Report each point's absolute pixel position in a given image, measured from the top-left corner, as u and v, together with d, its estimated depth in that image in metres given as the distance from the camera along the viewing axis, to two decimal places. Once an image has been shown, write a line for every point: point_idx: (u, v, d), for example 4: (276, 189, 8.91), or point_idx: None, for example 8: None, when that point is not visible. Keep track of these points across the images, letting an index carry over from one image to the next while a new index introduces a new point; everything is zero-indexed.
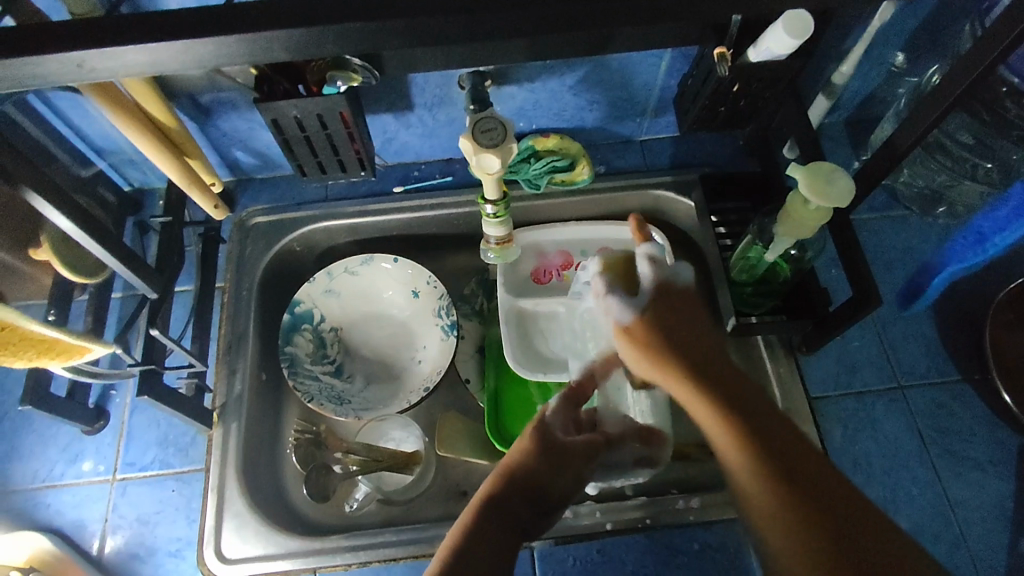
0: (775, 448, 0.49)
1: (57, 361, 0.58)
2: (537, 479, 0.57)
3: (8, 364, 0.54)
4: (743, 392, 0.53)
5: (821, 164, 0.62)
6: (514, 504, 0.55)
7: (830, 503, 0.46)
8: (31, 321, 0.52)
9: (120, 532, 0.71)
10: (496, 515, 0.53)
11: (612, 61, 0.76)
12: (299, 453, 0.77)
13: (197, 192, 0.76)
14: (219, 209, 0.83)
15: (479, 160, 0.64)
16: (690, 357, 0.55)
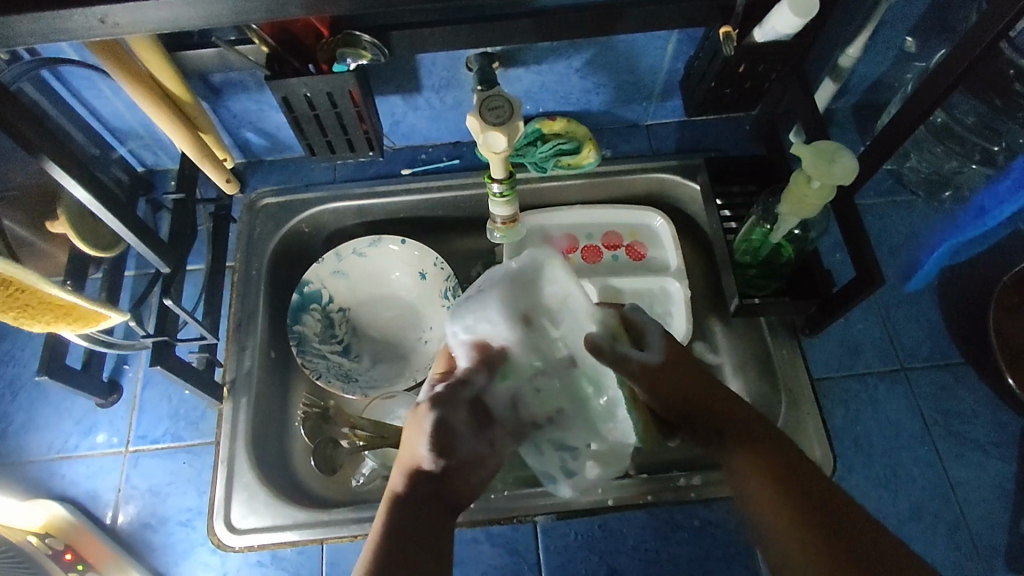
0: (799, 476, 0.51)
1: (74, 328, 0.59)
2: (437, 493, 0.51)
3: (28, 328, 0.56)
4: (780, 450, 0.53)
5: (823, 142, 0.63)
6: (429, 504, 0.50)
7: (844, 527, 0.47)
8: (52, 286, 0.54)
9: (132, 502, 0.73)
10: (411, 525, 0.48)
11: (619, 43, 0.77)
12: (307, 426, 0.79)
13: (209, 165, 0.77)
14: (230, 181, 0.85)
15: (486, 138, 0.65)
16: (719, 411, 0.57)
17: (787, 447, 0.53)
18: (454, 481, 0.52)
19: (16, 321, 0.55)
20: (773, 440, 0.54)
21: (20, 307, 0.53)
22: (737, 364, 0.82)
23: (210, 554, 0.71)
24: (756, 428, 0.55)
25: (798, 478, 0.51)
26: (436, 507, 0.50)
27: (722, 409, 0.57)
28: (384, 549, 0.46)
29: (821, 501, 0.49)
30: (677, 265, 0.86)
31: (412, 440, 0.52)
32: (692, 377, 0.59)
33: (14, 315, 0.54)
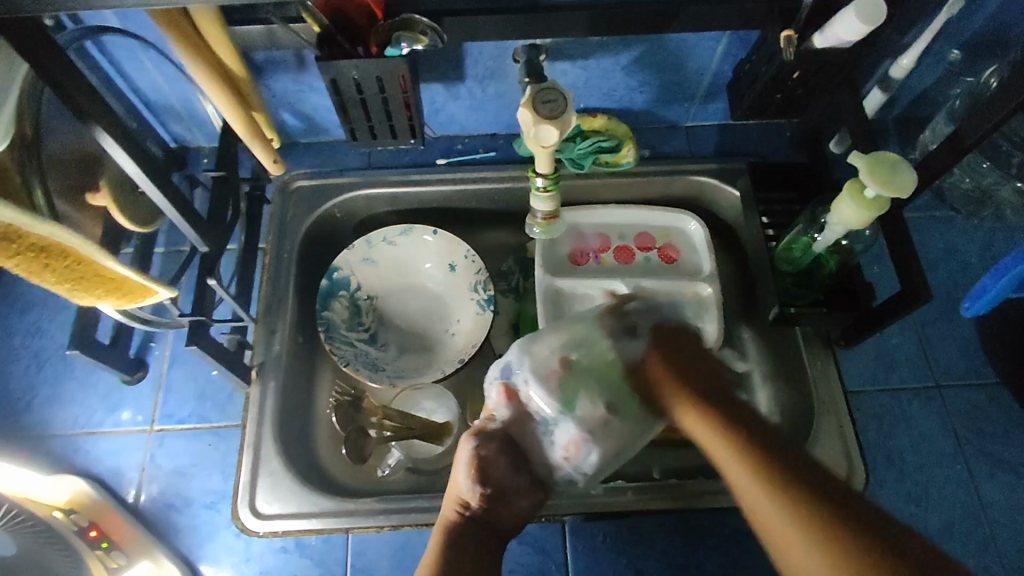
0: (782, 451, 0.51)
1: (124, 302, 0.59)
2: (475, 530, 0.59)
3: (81, 299, 0.56)
4: (764, 431, 0.53)
5: (884, 153, 0.61)
6: (477, 534, 0.58)
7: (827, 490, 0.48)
8: (108, 257, 0.53)
9: (156, 481, 0.72)
10: (461, 551, 0.56)
11: (669, 42, 0.76)
12: (339, 415, 0.78)
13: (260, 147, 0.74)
14: (276, 162, 0.78)
15: (538, 131, 0.64)
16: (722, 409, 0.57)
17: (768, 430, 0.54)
18: (495, 519, 0.60)
19: (69, 292, 0.54)
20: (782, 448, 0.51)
21: (75, 279, 0.53)
22: (766, 373, 0.82)
23: (233, 538, 0.70)
24: (763, 428, 0.54)
25: (774, 452, 0.51)
26: (481, 541, 0.58)
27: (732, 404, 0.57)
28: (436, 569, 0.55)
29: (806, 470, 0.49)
30: (711, 268, 0.85)
31: (456, 473, 0.61)
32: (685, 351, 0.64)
33: (68, 286, 0.53)
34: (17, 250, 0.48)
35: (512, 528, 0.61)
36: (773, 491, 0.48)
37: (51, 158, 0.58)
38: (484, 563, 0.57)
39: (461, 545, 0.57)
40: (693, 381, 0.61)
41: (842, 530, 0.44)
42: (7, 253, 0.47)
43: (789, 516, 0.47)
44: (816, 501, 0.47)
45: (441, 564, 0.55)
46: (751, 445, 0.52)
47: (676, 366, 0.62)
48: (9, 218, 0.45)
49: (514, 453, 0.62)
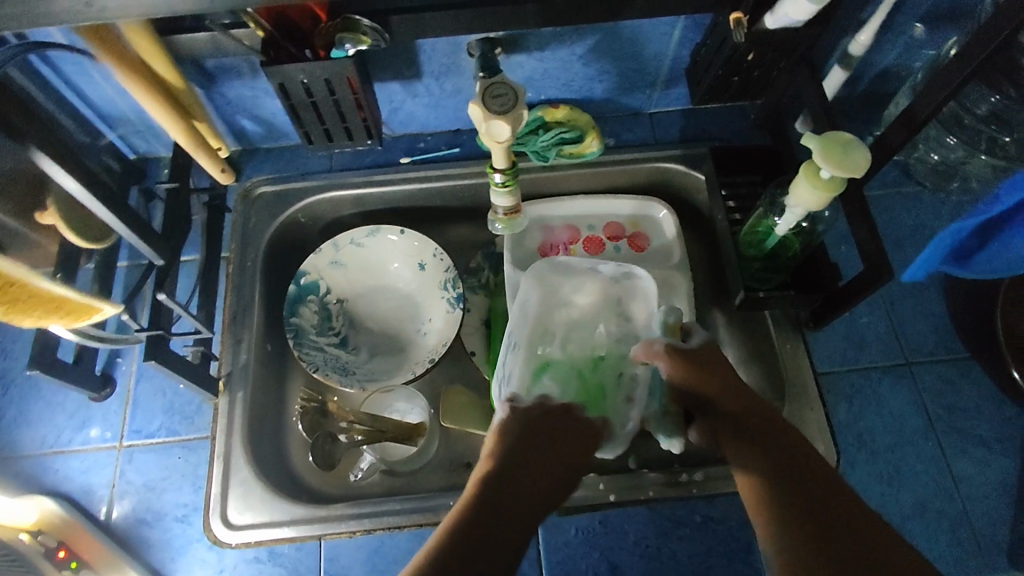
0: (803, 465, 0.54)
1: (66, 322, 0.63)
2: (521, 482, 0.54)
3: (23, 323, 0.60)
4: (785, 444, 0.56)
5: (836, 133, 0.61)
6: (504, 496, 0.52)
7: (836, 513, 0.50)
8: (40, 278, 0.58)
9: (127, 498, 0.71)
10: (487, 512, 0.50)
11: (623, 30, 0.75)
12: (306, 421, 0.76)
13: (202, 154, 0.75)
14: (224, 171, 0.83)
15: (489, 127, 0.63)
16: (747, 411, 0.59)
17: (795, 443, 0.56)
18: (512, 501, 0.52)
19: (11, 319, 0.58)
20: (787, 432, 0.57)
21: (12, 303, 0.56)
22: (742, 357, 0.81)
23: (206, 551, 0.70)
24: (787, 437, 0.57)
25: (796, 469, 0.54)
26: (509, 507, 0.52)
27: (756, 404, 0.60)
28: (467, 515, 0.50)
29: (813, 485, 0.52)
30: (680, 256, 0.84)
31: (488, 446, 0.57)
32: (720, 361, 0.64)
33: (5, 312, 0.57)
34: None
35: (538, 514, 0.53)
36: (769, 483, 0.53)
37: None
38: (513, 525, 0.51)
39: (497, 506, 0.51)
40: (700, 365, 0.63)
41: (814, 529, 0.49)
42: None
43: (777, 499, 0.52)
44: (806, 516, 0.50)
45: (470, 513, 0.50)
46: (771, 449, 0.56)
47: (705, 370, 0.62)
48: None
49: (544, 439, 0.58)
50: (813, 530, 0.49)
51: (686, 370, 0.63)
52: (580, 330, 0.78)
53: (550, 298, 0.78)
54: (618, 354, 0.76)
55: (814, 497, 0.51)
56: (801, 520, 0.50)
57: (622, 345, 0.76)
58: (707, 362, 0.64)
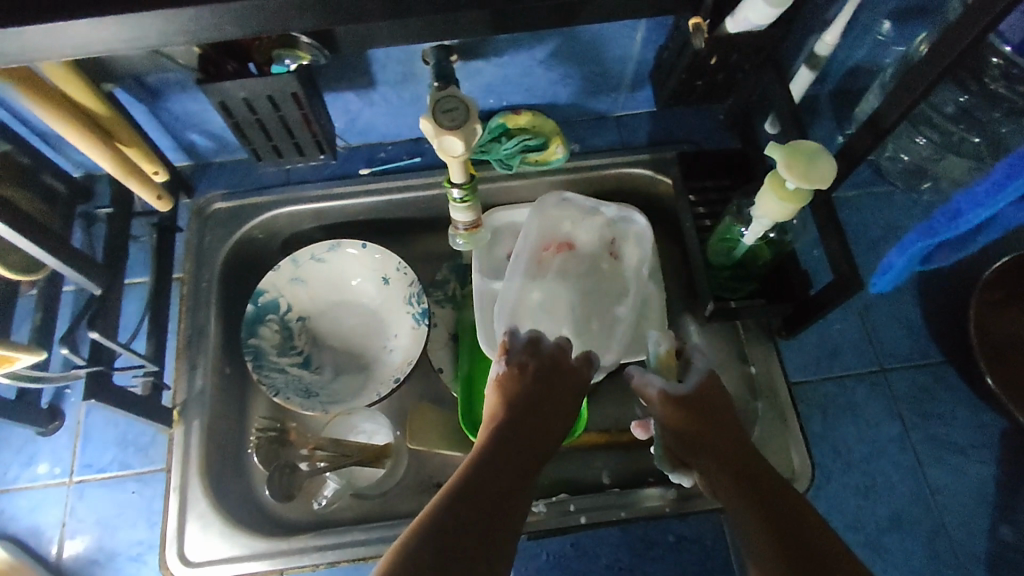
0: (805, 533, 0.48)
1: None
2: (514, 452, 0.50)
3: None
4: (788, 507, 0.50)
5: (801, 142, 0.59)
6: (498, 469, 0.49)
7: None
8: None
9: (79, 536, 0.69)
10: (480, 491, 0.46)
11: (583, 34, 0.72)
12: (261, 453, 0.74)
13: (134, 182, 0.71)
14: (162, 198, 0.77)
15: (441, 143, 0.60)
16: (747, 469, 0.53)
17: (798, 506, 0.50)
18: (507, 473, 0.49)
19: None
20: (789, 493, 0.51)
21: None
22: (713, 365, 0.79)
23: None
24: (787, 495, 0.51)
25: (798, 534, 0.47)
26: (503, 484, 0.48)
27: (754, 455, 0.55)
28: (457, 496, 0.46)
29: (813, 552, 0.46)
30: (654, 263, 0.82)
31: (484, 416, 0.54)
32: (719, 404, 0.59)
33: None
34: None
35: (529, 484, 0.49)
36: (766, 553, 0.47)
37: None
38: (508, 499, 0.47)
39: (489, 482, 0.47)
40: (696, 416, 0.57)
41: None
42: None
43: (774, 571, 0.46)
44: None
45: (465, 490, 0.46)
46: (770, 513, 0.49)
47: (699, 417, 0.57)
48: None
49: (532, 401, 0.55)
50: None
51: (680, 422, 0.58)
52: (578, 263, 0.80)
53: (550, 230, 0.81)
54: (603, 284, 0.80)
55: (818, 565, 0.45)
56: None
57: (613, 281, 0.80)
58: (706, 404, 0.58)
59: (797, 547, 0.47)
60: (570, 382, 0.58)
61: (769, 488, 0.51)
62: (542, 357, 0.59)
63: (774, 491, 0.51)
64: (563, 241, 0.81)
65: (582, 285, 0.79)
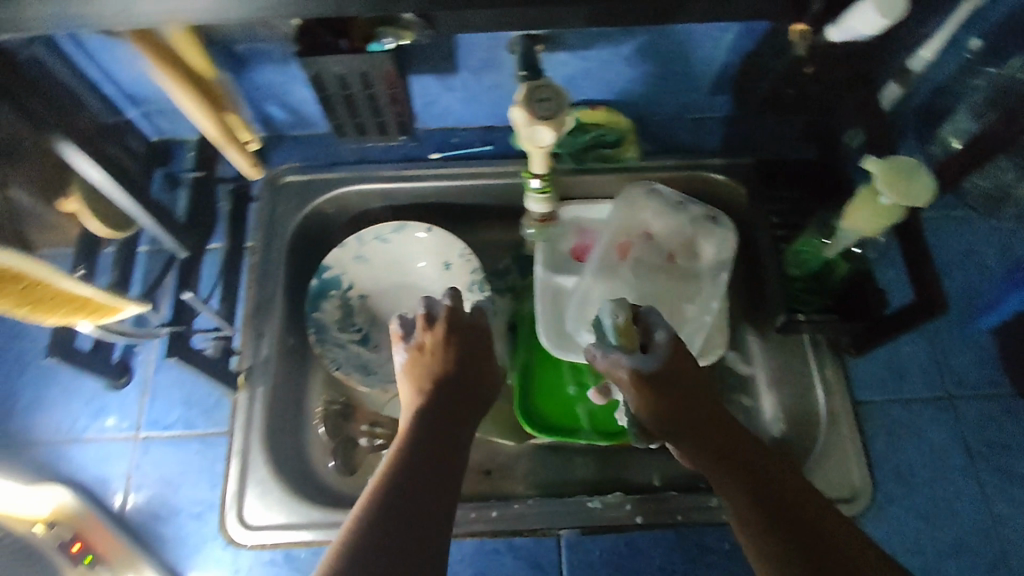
0: (773, 483, 0.55)
1: (91, 318, 0.59)
2: (434, 441, 0.59)
3: (42, 322, 0.55)
4: (756, 461, 0.57)
5: (902, 157, 0.58)
6: (423, 460, 0.56)
7: (808, 520, 0.52)
8: (65, 279, 0.53)
9: (142, 490, 0.70)
10: (410, 483, 0.54)
11: (674, 33, 0.71)
12: (327, 424, 0.76)
13: (235, 149, 0.72)
14: (253, 166, 0.77)
15: (532, 132, 0.61)
16: (724, 439, 0.59)
17: (765, 459, 0.57)
18: (433, 462, 0.57)
19: (27, 315, 0.54)
20: (756, 450, 0.58)
21: (33, 302, 0.52)
22: (772, 379, 0.78)
23: (222, 550, 0.69)
24: (753, 451, 0.58)
25: (766, 487, 0.55)
26: (433, 474, 0.56)
27: (722, 422, 0.60)
28: (389, 490, 0.54)
29: (784, 500, 0.54)
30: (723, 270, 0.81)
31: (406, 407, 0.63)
32: (690, 376, 0.63)
33: (26, 309, 0.53)
34: None
35: (457, 462, 0.58)
36: (744, 503, 0.54)
37: None
38: (439, 482, 0.55)
39: (415, 474, 0.55)
40: (672, 393, 0.62)
41: (794, 540, 0.51)
42: None
43: (754, 519, 0.53)
44: (783, 525, 0.52)
45: (395, 484, 0.54)
46: (742, 470, 0.56)
47: (671, 389, 0.61)
48: None
49: (439, 372, 0.65)
50: (791, 541, 0.51)
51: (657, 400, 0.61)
52: (652, 255, 0.82)
53: (628, 221, 0.82)
54: (676, 281, 0.81)
55: (786, 510, 0.53)
56: (780, 534, 0.52)
57: (687, 278, 0.81)
58: (675, 376, 0.62)
59: (767, 495, 0.54)
60: (483, 344, 0.69)
61: (754, 457, 0.57)
62: (459, 326, 0.68)
63: (754, 460, 0.57)
64: (639, 234, 0.82)
65: (654, 279, 0.81)
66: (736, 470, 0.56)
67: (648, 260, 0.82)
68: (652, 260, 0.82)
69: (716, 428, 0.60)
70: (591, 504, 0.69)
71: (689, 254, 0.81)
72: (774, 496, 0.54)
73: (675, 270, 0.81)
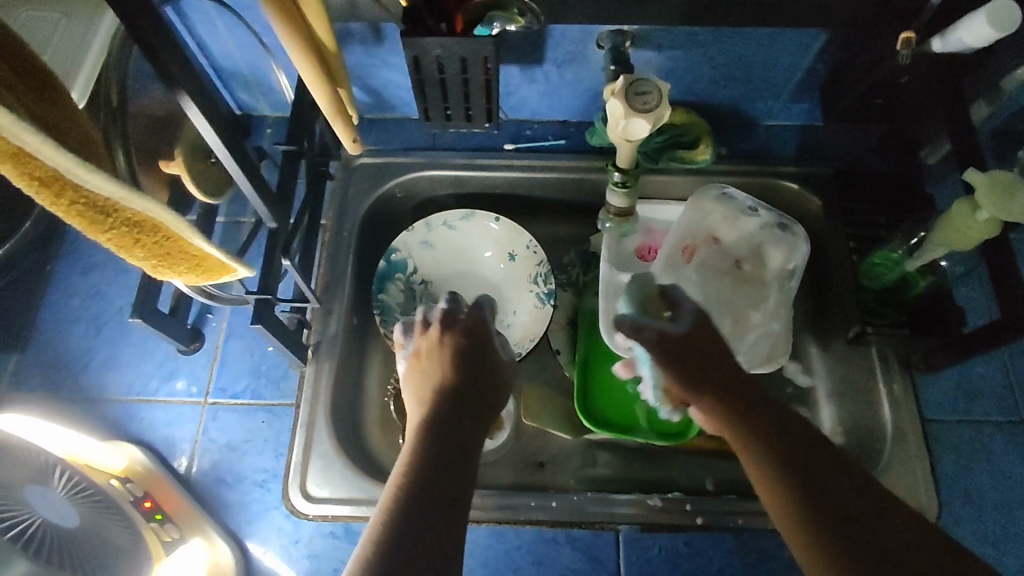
0: (814, 464, 0.51)
1: (204, 277, 0.56)
2: (440, 460, 0.51)
3: (161, 275, 0.54)
4: (799, 440, 0.52)
5: (999, 173, 0.58)
6: (431, 486, 0.49)
7: (858, 512, 0.49)
8: (196, 237, 0.50)
9: (208, 455, 0.71)
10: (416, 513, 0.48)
11: (761, 35, 0.70)
12: (396, 404, 0.77)
13: (340, 123, 0.71)
14: (355, 142, 0.75)
15: (627, 124, 0.61)
16: (762, 412, 0.53)
17: (812, 441, 0.52)
18: (441, 484, 0.50)
19: (150, 267, 0.52)
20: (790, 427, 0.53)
21: (161, 255, 0.50)
22: (833, 391, 0.76)
23: (282, 519, 0.70)
24: (794, 431, 0.53)
25: (810, 470, 0.51)
26: (440, 503, 0.49)
27: (759, 397, 0.54)
28: (398, 514, 0.48)
29: (832, 486, 0.50)
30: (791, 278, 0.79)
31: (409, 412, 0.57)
32: (719, 344, 0.56)
33: (152, 263, 0.51)
34: (111, 225, 0.45)
35: (468, 482, 0.51)
36: (778, 485, 0.50)
37: (131, 123, 0.57)
38: (443, 511, 0.49)
39: (420, 504, 0.48)
40: (710, 364, 0.55)
41: (843, 529, 0.48)
42: (99, 227, 0.45)
43: (792, 503, 0.49)
44: (827, 513, 0.48)
45: (402, 514, 0.48)
46: (779, 448, 0.51)
47: (696, 354, 0.55)
48: (105, 189, 0.42)
49: (444, 373, 0.58)
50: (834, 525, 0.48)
51: (693, 370, 0.54)
52: (720, 259, 0.79)
53: (695, 223, 0.81)
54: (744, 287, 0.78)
55: (834, 499, 0.49)
56: (827, 522, 0.48)
57: (754, 284, 0.78)
58: (703, 344, 0.56)
59: (808, 478, 0.50)
60: (491, 347, 0.61)
61: (796, 432, 0.53)
62: (458, 326, 0.61)
63: (794, 439, 0.52)
64: (706, 237, 0.80)
65: (721, 283, 0.78)
66: (774, 449, 0.51)
67: (715, 264, 0.79)
68: (720, 263, 0.79)
69: (749, 402, 0.54)
70: (652, 501, 0.68)
71: (757, 259, 0.79)
72: (820, 480, 0.50)
73: (743, 275, 0.78)
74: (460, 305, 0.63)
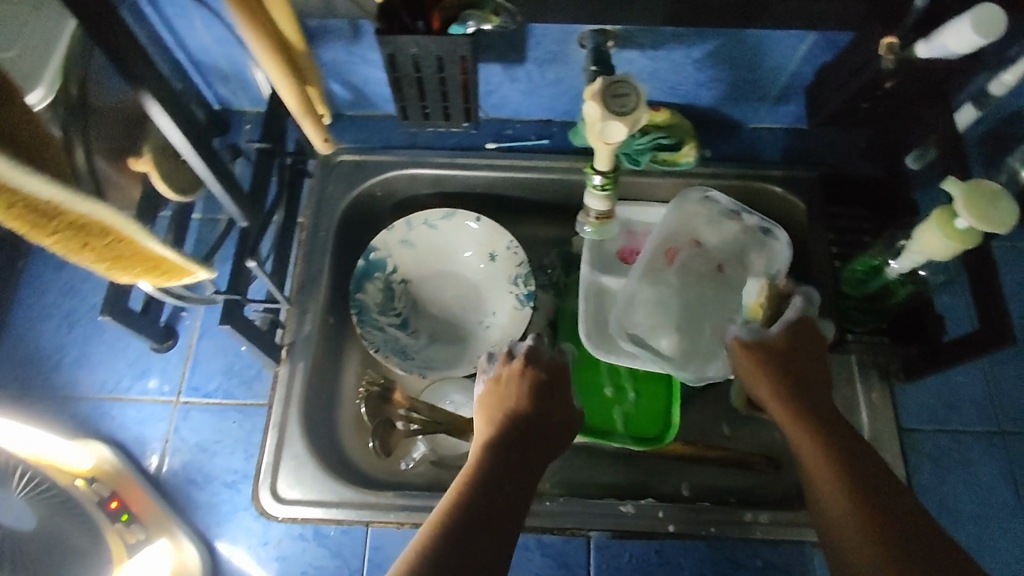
0: (876, 477, 0.53)
1: (163, 280, 0.59)
2: (494, 484, 0.54)
3: (119, 278, 0.56)
4: (863, 455, 0.55)
5: (981, 182, 0.56)
6: (484, 514, 0.51)
7: (904, 516, 0.51)
8: (148, 238, 0.53)
9: (178, 454, 0.71)
10: (464, 522, 0.51)
11: (747, 37, 0.70)
12: (368, 405, 0.76)
13: (309, 120, 0.72)
14: (327, 142, 0.80)
15: (604, 127, 0.59)
16: (836, 431, 0.57)
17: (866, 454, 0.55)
18: (492, 504, 0.52)
19: (106, 271, 0.54)
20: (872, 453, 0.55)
21: (114, 257, 0.53)
22: None
23: (252, 520, 0.69)
24: (868, 457, 0.55)
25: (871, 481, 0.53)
26: (488, 519, 0.51)
27: (841, 426, 0.57)
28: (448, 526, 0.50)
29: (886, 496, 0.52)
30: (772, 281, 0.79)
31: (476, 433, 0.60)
32: (807, 366, 0.62)
33: (106, 265, 0.53)
34: (56, 229, 0.47)
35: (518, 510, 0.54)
36: (851, 498, 0.52)
37: (97, 119, 0.56)
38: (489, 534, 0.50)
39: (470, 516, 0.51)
40: (806, 401, 0.59)
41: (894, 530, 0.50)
42: (45, 231, 0.47)
43: (865, 509, 0.52)
44: (890, 521, 0.51)
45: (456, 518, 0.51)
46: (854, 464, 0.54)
47: (791, 367, 0.61)
48: (50, 193, 0.44)
49: (514, 396, 0.61)
50: (890, 532, 0.50)
51: (794, 399, 0.59)
52: (702, 264, 0.80)
53: (682, 226, 0.81)
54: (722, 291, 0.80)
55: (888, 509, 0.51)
56: (888, 527, 0.50)
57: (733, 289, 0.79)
58: (795, 363, 0.61)
59: (866, 482, 0.53)
60: (564, 391, 0.63)
61: (880, 471, 0.54)
62: (541, 362, 0.64)
63: (862, 454, 0.55)
64: (692, 241, 0.81)
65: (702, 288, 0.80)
66: (845, 464, 0.54)
67: (698, 268, 0.80)
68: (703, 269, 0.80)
69: (841, 428, 0.57)
70: (623, 508, 0.67)
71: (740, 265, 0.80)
72: (890, 502, 0.52)
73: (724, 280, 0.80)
74: (544, 344, 0.66)
